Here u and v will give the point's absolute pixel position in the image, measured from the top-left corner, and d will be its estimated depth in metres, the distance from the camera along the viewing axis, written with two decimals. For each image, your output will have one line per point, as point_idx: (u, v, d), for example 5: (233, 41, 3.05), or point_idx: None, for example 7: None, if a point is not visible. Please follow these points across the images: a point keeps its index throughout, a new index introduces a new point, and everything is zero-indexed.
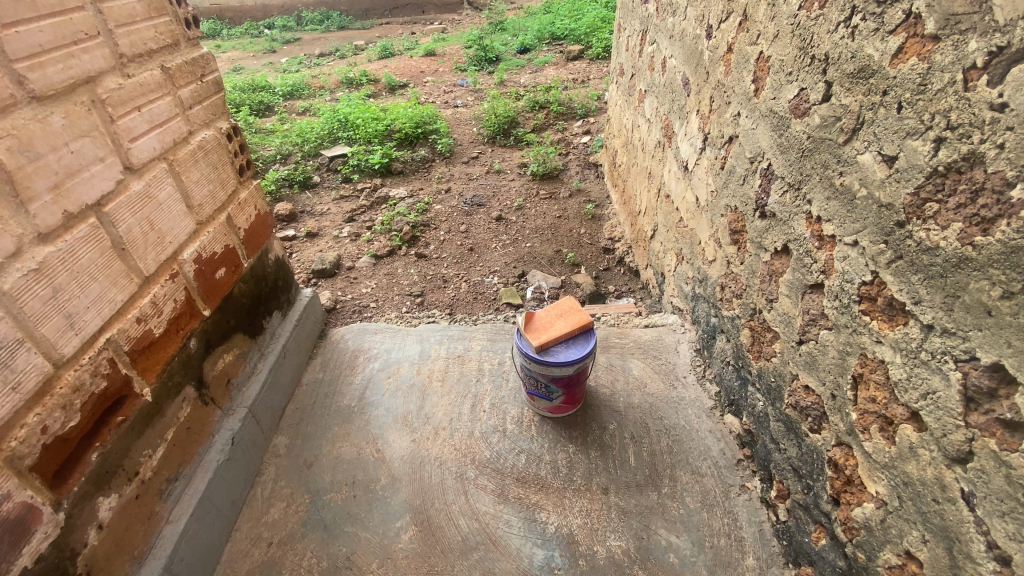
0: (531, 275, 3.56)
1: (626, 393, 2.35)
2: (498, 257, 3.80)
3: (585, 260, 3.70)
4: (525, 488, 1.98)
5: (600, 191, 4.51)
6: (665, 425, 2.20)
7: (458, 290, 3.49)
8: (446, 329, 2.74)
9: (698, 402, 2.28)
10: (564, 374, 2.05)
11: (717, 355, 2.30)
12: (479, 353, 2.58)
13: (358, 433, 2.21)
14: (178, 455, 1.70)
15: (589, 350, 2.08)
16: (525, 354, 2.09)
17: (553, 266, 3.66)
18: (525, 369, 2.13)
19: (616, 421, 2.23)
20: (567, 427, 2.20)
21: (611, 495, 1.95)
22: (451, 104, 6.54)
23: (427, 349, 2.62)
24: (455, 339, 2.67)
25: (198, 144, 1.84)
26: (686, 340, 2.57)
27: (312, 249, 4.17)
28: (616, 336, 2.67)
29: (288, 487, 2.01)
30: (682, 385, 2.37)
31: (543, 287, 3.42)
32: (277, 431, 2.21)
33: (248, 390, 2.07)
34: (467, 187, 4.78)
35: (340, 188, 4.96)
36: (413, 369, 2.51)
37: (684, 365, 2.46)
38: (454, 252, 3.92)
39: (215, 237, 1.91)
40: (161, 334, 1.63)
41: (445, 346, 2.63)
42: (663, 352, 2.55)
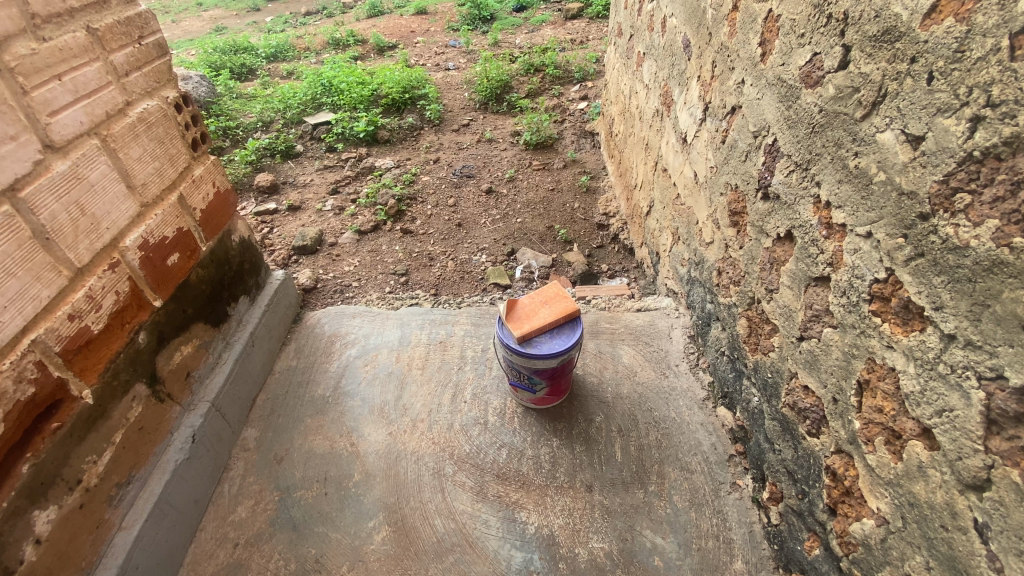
0: (520, 252, 3.38)
1: (615, 383, 2.23)
2: (487, 233, 3.63)
3: (579, 236, 3.51)
4: (504, 486, 1.88)
5: (596, 162, 4.29)
6: (654, 417, 2.09)
7: (444, 268, 3.33)
8: (428, 313, 2.61)
9: (690, 393, 2.16)
10: (548, 367, 1.92)
11: (712, 343, 2.17)
12: (462, 340, 2.46)
13: (331, 425, 2.11)
14: (129, 458, 1.60)
15: (575, 341, 1.94)
16: (506, 345, 1.94)
17: (544, 243, 3.48)
18: (507, 360, 1.99)
19: (603, 412, 2.11)
20: (551, 419, 2.09)
21: (595, 493, 1.86)
22: (441, 67, 6.21)
23: (407, 335, 2.49)
24: (437, 325, 2.54)
25: (139, 116, 1.65)
26: (680, 325, 2.45)
27: (295, 224, 4.00)
28: (607, 321, 2.53)
29: (257, 484, 1.92)
30: (674, 373, 2.25)
31: (533, 266, 3.25)
32: (247, 422, 2.11)
33: (211, 383, 1.95)
34: (457, 157, 4.55)
35: (325, 158, 4.73)
36: (391, 356, 2.39)
37: (678, 353, 2.33)
38: (440, 228, 3.75)
39: (165, 220, 1.75)
40: (101, 331, 1.50)
41: (426, 332, 2.51)
42: (655, 338, 2.42)
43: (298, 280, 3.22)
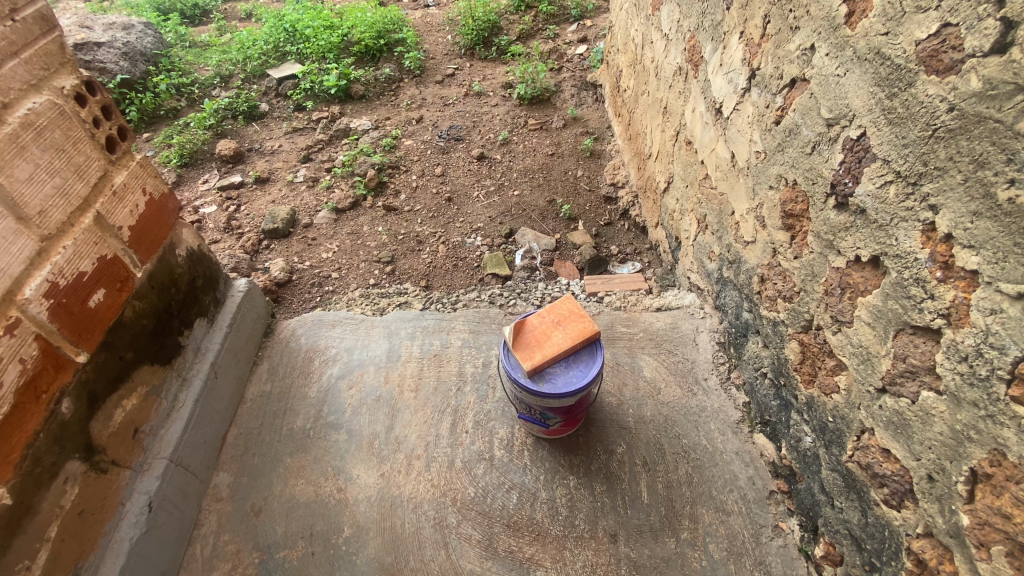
0: (520, 233, 3.00)
1: (637, 403, 1.96)
2: (481, 209, 3.22)
3: (584, 211, 3.13)
4: (517, 538, 1.65)
5: (600, 119, 3.82)
6: (683, 446, 1.84)
7: (435, 254, 2.95)
8: (420, 320, 2.29)
9: (722, 415, 1.91)
10: (563, 404, 1.64)
11: (748, 358, 1.89)
12: (459, 352, 2.15)
13: (315, 466, 1.83)
14: (72, 550, 1.32)
15: (595, 373, 1.64)
16: (514, 380, 1.64)
17: (545, 221, 3.09)
18: (514, 393, 1.70)
19: (625, 441, 1.86)
20: (567, 452, 1.84)
21: (620, 544, 1.63)
22: (420, 3, 5.47)
23: (396, 348, 2.18)
24: (430, 335, 2.22)
25: (23, 121, 1.24)
26: (707, 329, 2.15)
27: (265, 201, 3.55)
28: (624, 324, 2.22)
29: (234, 543, 1.65)
30: (703, 390, 1.98)
31: (535, 250, 2.88)
32: (217, 466, 1.82)
33: (167, 433, 1.63)
34: (443, 115, 4.04)
35: (293, 119, 4.19)
36: (379, 376, 2.08)
37: (706, 363, 2.06)
38: (428, 203, 3.34)
39: (80, 252, 1.37)
40: (7, 414, 1.18)
41: (418, 343, 2.19)
42: (680, 345, 2.13)
43: (269, 274, 2.88)
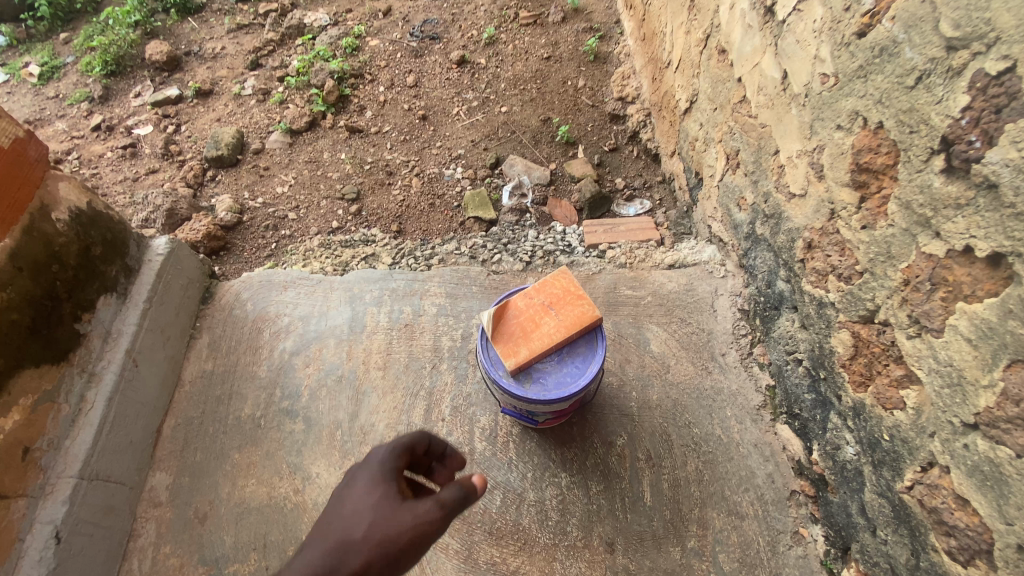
0: (508, 163, 2.54)
1: (642, 384, 1.68)
2: (462, 131, 2.72)
3: (584, 133, 2.63)
4: (500, 548, 1.45)
5: (607, 11, 3.13)
6: (693, 437, 1.59)
7: (407, 189, 2.52)
8: (388, 280, 1.93)
9: (740, 399, 1.63)
10: (556, 407, 1.35)
11: (778, 336, 1.56)
12: (435, 322, 1.82)
13: (267, 463, 1.59)
14: None
15: (594, 370, 1.33)
16: (495, 381, 1.33)
17: (539, 146, 2.61)
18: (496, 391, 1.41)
19: (627, 432, 1.60)
20: (559, 444, 1.59)
21: (617, 554, 1.44)
22: None
23: (360, 317, 1.84)
24: (400, 300, 1.88)
25: None
26: (727, 292, 1.81)
27: (208, 120, 3.01)
28: (629, 285, 1.88)
29: (177, 556, 1.45)
30: (719, 368, 1.69)
31: (526, 184, 2.44)
32: (152, 465, 1.57)
33: (74, 445, 1.41)
34: (416, 6, 3.32)
35: (236, 13, 3.46)
36: (340, 352, 1.77)
37: (724, 336, 1.74)
38: (399, 123, 2.83)
39: None
40: None
41: (386, 311, 1.85)
42: (694, 311, 1.80)
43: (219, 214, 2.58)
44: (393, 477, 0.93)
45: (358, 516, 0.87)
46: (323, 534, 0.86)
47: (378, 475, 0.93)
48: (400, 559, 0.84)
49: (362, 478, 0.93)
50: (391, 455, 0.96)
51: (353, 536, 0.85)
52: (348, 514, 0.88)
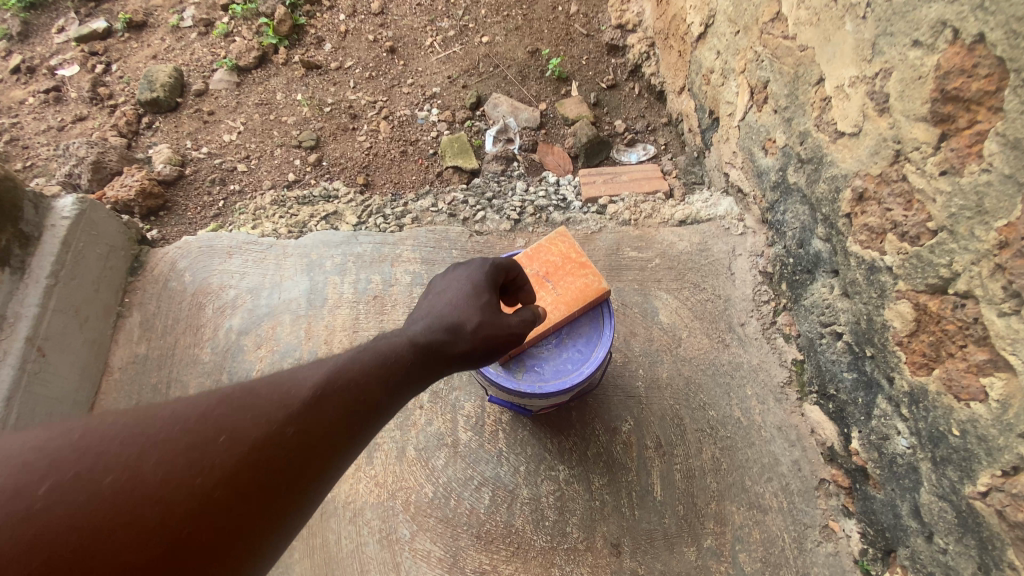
0: (491, 103, 2.20)
1: (650, 360, 1.46)
2: (437, 67, 2.35)
3: (579, 67, 2.28)
4: (489, 555, 1.26)
5: None
6: (709, 421, 1.38)
7: (375, 135, 2.18)
8: (352, 244, 1.64)
9: (763, 376, 1.42)
10: (556, 401, 1.19)
11: (811, 305, 1.34)
12: (408, 293, 1.56)
13: None
14: None
15: (598, 356, 1.18)
16: (486, 377, 1.15)
17: (526, 82, 2.26)
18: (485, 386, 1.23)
19: (634, 416, 1.39)
20: (556, 433, 1.38)
21: (624, 556, 1.26)
22: None
23: (320, 288, 1.57)
24: (367, 267, 1.60)
25: None
26: (747, 252, 1.57)
27: (143, 57, 2.56)
28: (634, 246, 1.62)
29: None
30: (738, 340, 1.47)
31: (512, 128, 2.11)
32: None
33: None
34: None
35: None
36: (297, 330, 1.51)
37: (744, 303, 1.51)
38: (364, 58, 2.44)
39: None
40: None
41: (350, 280, 1.58)
42: (709, 274, 1.56)
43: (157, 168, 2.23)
44: (491, 287, 0.99)
45: (468, 312, 0.93)
46: (428, 319, 0.91)
47: (479, 281, 0.98)
48: (496, 354, 0.95)
49: (464, 281, 0.97)
50: (491, 268, 1.01)
51: (466, 328, 0.91)
52: (454, 308, 0.93)
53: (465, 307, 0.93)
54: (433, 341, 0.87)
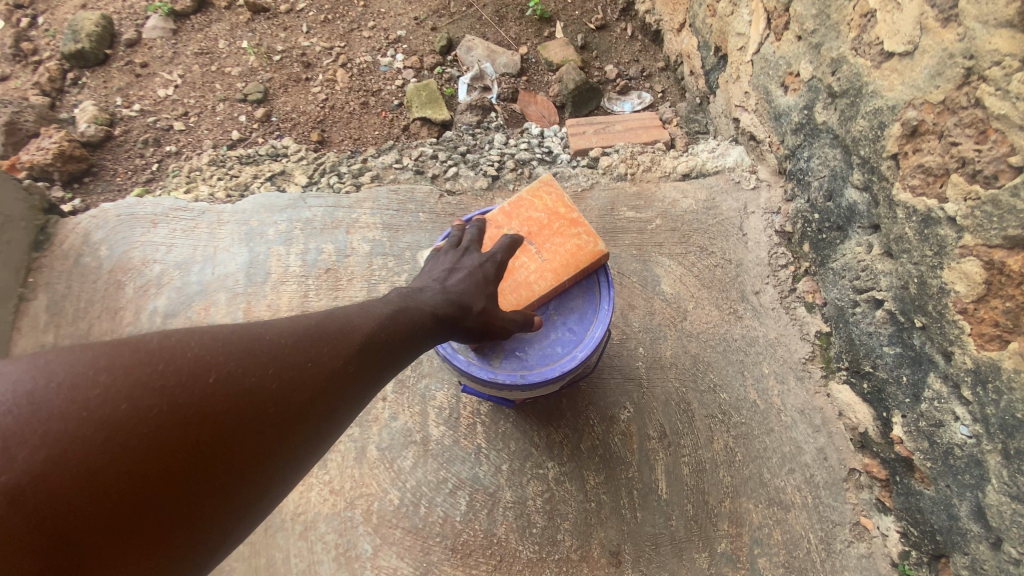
0: (464, 46, 1.92)
1: (651, 337, 1.26)
2: (402, 7, 2.05)
3: (563, 5, 2.00)
4: (467, 570, 1.06)
5: None
6: (721, 405, 1.19)
7: (332, 86, 1.90)
8: (300, 209, 1.39)
9: (782, 351, 1.22)
10: (547, 390, 0.99)
11: (841, 267, 1.13)
12: (367, 264, 1.32)
13: None
14: None
15: (596, 334, 0.97)
16: (460, 367, 0.94)
17: (505, 23, 1.98)
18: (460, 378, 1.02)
19: (634, 402, 1.19)
20: (544, 424, 1.17)
21: (625, 566, 1.07)
22: None
23: (263, 261, 1.33)
24: (317, 235, 1.36)
25: None
26: (760, 209, 1.35)
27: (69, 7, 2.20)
28: (631, 205, 1.40)
29: None
30: (753, 310, 1.26)
31: (488, 74, 1.84)
32: None
33: None
34: None
35: None
36: (234, 311, 1.29)
37: (758, 267, 1.30)
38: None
39: None
40: None
41: (298, 251, 1.34)
42: (718, 235, 1.35)
43: (81, 129, 1.93)
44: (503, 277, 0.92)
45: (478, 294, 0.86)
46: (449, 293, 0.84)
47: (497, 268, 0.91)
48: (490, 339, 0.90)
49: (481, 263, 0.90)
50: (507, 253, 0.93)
51: (474, 307, 0.85)
52: (469, 288, 0.86)
53: (474, 282, 0.87)
54: (449, 317, 0.82)
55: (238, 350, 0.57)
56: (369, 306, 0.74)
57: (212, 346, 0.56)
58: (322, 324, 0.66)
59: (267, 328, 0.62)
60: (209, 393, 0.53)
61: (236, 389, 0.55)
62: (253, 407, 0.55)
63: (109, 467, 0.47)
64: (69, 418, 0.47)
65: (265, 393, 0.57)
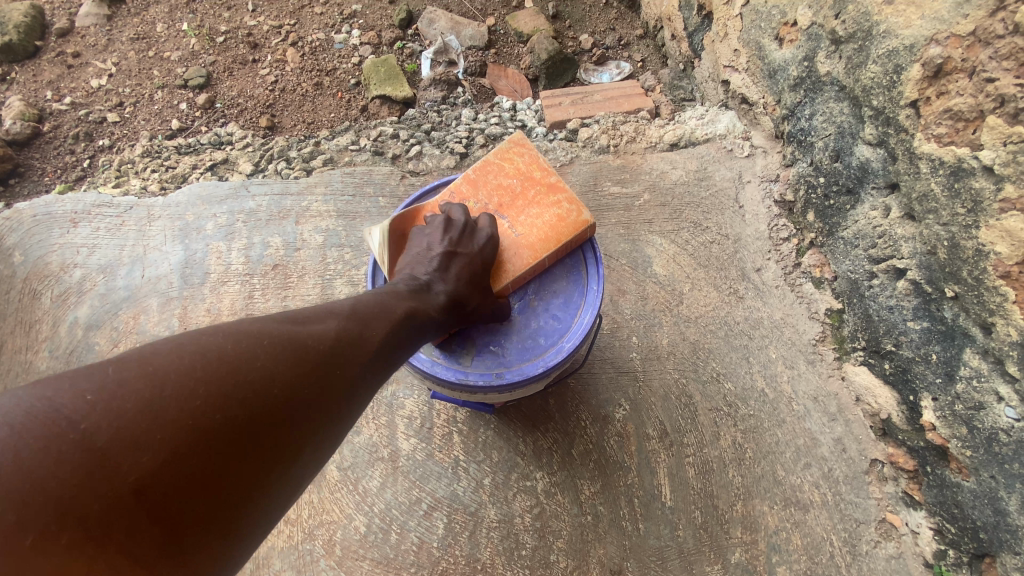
0: (425, 19, 1.76)
1: (645, 324, 1.12)
2: None
3: None
4: None
5: None
6: (726, 397, 1.06)
7: (281, 67, 1.73)
8: (243, 199, 1.23)
9: (789, 332, 1.09)
10: (533, 391, 0.85)
11: (854, 235, 1.01)
12: (322, 259, 1.17)
13: None
14: None
15: (586, 319, 0.83)
16: (427, 373, 0.79)
17: None
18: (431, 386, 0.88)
19: (630, 398, 1.06)
20: (530, 430, 1.03)
21: None
22: None
23: (201, 260, 1.17)
24: (262, 228, 1.20)
25: None
26: (756, 177, 1.22)
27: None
28: (615, 179, 1.26)
29: None
30: (756, 289, 1.14)
31: (453, 47, 1.69)
32: None
33: None
34: None
35: None
36: (168, 318, 1.12)
37: (757, 242, 1.17)
38: None
39: None
40: None
41: (241, 246, 1.18)
42: (713, 208, 1.22)
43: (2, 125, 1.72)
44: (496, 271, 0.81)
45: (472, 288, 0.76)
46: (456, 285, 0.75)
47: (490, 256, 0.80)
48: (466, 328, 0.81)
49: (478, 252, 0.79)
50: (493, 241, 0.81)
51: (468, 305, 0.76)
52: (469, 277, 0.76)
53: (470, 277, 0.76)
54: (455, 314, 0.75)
55: (300, 355, 0.53)
56: (386, 298, 0.67)
57: (279, 342, 0.53)
58: (366, 318, 0.62)
59: (323, 321, 0.58)
60: (277, 402, 0.50)
61: (300, 395, 0.52)
62: (325, 404, 0.54)
63: (184, 484, 0.44)
64: (153, 426, 0.43)
65: (324, 398, 0.54)
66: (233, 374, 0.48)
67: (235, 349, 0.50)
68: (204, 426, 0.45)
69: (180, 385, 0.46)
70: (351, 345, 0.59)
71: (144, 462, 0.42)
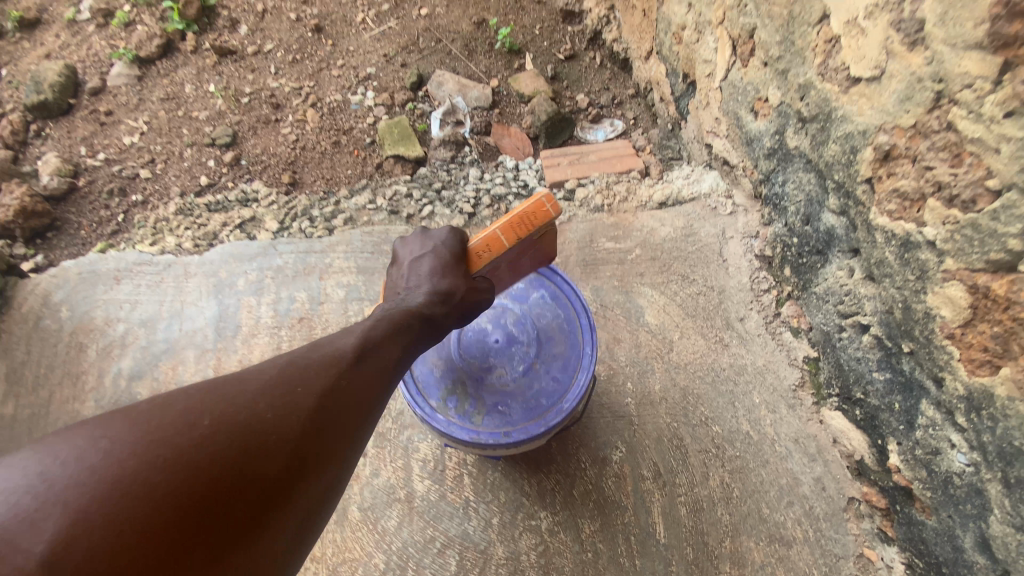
0: (434, 81, 1.92)
1: (638, 371, 1.23)
2: (370, 45, 2.04)
3: (532, 38, 2.02)
4: None
5: None
6: (713, 440, 1.15)
7: (302, 126, 1.89)
8: (271, 257, 1.35)
9: (771, 378, 1.19)
10: (534, 445, 0.95)
11: (824, 291, 1.12)
12: (343, 312, 1.28)
13: None
14: None
15: (582, 381, 0.94)
16: (440, 428, 0.91)
17: (474, 57, 1.98)
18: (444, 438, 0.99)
19: (625, 441, 1.15)
20: (534, 471, 1.12)
21: None
22: None
23: (233, 314, 1.29)
24: (289, 283, 1.32)
25: None
26: (739, 233, 1.34)
27: (34, 57, 2.12)
28: (609, 235, 1.39)
29: None
30: (740, 337, 1.24)
31: (461, 108, 1.84)
32: None
33: None
34: None
35: None
36: (203, 369, 1.23)
37: (741, 294, 1.28)
38: (285, 39, 2.10)
39: None
40: None
41: (269, 301, 1.30)
42: (700, 262, 1.33)
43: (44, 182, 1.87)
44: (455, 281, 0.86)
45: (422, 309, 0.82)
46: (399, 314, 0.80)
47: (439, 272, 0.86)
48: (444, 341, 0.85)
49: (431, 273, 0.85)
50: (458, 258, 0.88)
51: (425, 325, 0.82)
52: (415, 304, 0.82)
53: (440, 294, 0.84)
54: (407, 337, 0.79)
55: (231, 408, 0.59)
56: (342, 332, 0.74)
57: (196, 404, 0.58)
58: (298, 362, 0.67)
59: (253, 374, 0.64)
60: (213, 450, 0.55)
61: (237, 439, 0.57)
62: (263, 441, 0.58)
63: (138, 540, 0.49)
64: (89, 505, 0.49)
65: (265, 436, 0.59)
66: (200, 426, 0.56)
67: (188, 410, 0.57)
68: (207, 473, 0.54)
69: (129, 458, 0.52)
70: (315, 368, 0.67)
71: (86, 541, 0.48)
